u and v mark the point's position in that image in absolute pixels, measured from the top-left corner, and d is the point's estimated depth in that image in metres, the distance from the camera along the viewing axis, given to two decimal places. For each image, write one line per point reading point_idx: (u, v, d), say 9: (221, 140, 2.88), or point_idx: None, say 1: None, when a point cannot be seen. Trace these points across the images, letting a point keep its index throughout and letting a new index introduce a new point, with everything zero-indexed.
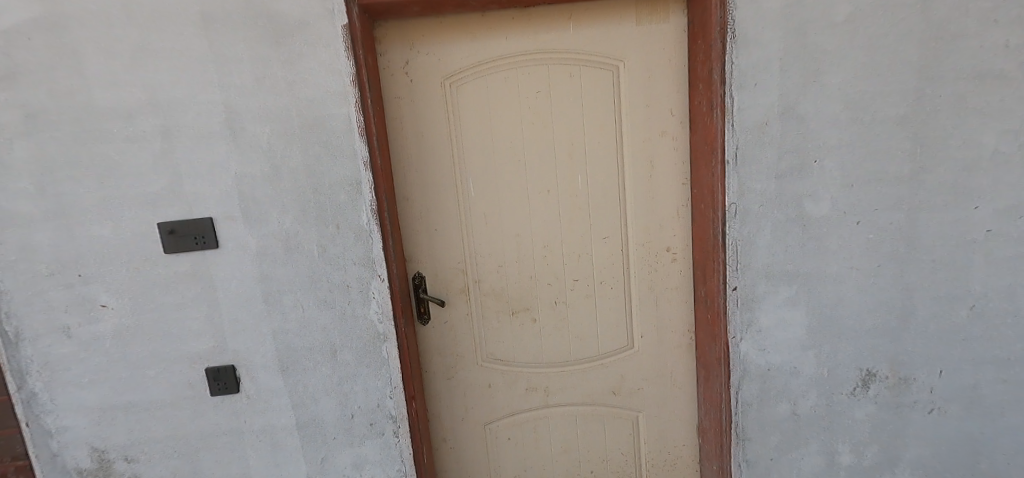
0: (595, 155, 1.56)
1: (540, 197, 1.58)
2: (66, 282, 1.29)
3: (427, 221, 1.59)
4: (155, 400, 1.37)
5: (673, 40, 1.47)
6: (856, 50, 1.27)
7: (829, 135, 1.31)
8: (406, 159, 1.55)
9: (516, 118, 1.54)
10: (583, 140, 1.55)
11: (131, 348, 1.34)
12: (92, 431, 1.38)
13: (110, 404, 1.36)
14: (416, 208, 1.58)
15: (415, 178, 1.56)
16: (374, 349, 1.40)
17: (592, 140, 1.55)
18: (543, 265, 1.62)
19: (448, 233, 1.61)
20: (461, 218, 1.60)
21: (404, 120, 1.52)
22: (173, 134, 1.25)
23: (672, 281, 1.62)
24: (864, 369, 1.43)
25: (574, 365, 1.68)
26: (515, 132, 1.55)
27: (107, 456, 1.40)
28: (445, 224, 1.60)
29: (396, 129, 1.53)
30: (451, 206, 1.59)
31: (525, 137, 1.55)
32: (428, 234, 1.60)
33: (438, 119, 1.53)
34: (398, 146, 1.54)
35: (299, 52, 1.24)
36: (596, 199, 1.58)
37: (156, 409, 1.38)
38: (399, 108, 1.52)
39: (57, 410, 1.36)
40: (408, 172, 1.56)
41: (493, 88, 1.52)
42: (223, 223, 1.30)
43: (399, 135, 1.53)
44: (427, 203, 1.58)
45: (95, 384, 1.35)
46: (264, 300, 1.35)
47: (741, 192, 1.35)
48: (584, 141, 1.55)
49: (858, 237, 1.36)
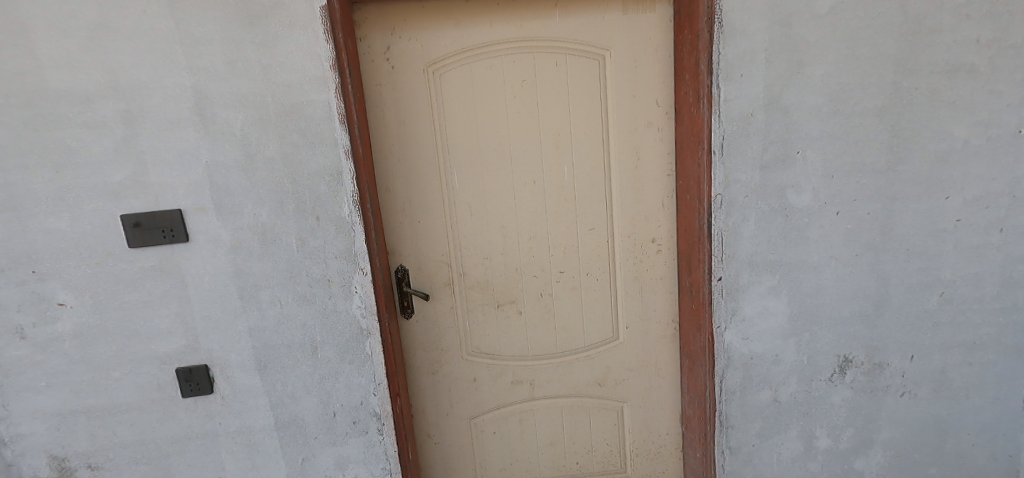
0: (581, 146, 1.54)
1: (527, 188, 1.56)
2: (19, 280, 1.19)
3: (410, 213, 1.55)
4: (121, 403, 1.29)
5: (659, 30, 1.47)
6: (838, 42, 1.29)
7: (812, 127, 1.33)
8: (388, 149, 1.50)
9: (502, 107, 1.51)
10: (569, 130, 1.53)
11: (93, 350, 1.25)
12: (51, 439, 1.29)
13: (71, 409, 1.28)
14: (399, 199, 1.54)
15: (397, 169, 1.52)
16: (356, 345, 1.36)
17: (578, 130, 1.53)
18: (529, 257, 1.60)
19: (432, 225, 1.57)
20: (445, 210, 1.56)
21: (386, 109, 1.47)
22: (138, 120, 1.17)
23: (657, 271, 1.62)
24: (841, 355, 1.46)
25: (560, 358, 1.67)
26: (500, 122, 1.52)
27: (69, 464, 1.31)
28: (429, 216, 1.56)
29: (377, 118, 1.47)
30: (435, 197, 1.55)
31: (511, 127, 1.52)
32: (411, 226, 1.56)
33: (421, 107, 1.48)
34: (379, 135, 1.49)
35: (274, 34, 1.18)
36: (583, 190, 1.57)
37: (122, 413, 1.30)
38: (381, 95, 1.46)
39: (11, 417, 1.26)
40: (390, 162, 1.51)
41: (477, 76, 1.49)
42: (194, 215, 1.23)
43: (381, 124, 1.48)
44: (410, 195, 1.54)
45: (53, 389, 1.26)
46: (239, 297, 1.28)
47: (726, 182, 1.36)
48: (571, 132, 1.53)
49: (837, 227, 1.39)
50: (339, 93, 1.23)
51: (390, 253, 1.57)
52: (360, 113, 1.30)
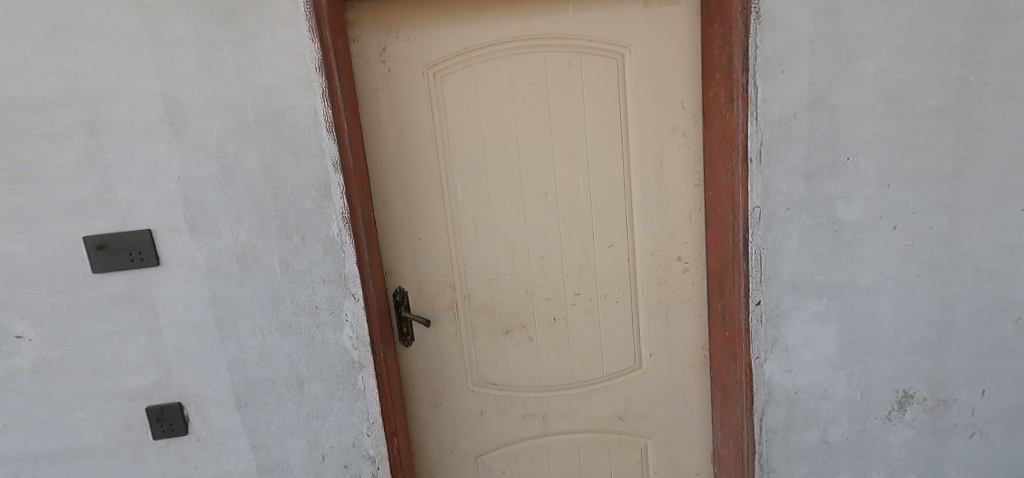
0: (597, 154, 1.39)
1: (537, 201, 1.41)
2: None
3: (409, 229, 1.41)
4: (86, 446, 1.16)
5: (684, 24, 1.32)
6: (894, 32, 1.12)
7: (864, 129, 1.16)
8: (385, 159, 1.36)
9: (509, 113, 1.36)
10: (584, 138, 1.38)
11: (55, 386, 1.12)
12: None
13: (31, 452, 1.15)
14: (397, 214, 1.40)
15: (395, 182, 1.38)
16: (347, 380, 1.21)
17: (594, 137, 1.38)
18: (541, 277, 1.45)
19: (434, 243, 1.42)
20: (448, 226, 1.42)
21: (382, 115, 1.34)
22: (102, 131, 1.04)
23: (683, 293, 1.46)
24: (900, 390, 1.28)
25: (576, 389, 1.51)
26: (508, 128, 1.37)
27: None
28: (430, 233, 1.42)
29: (373, 126, 1.34)
30: (438, 212, 1.41)
31: (520, 134, 1.38)
32: (411, 244, 1.42)
33: (421, 114, 1.35)
34: (375, 144, 1.35)
35: (253, 33, 1.05)
36: (600, 203, 1.42)
37: (87, 457, 1.17)
38: (376, 102, 1.33)
39: None
40: (387, 174, 1.37)
41: (482, 78, 1.35)
42: (165, 236, 1.10)
43: (377, 132, 1.35)
44: (410, 210, 1.40)
45: (11, 430, 1.13)
46: (216, 326, 1.15)
47: (765, 194, 1.19)
48: (586, 139, 1.38)
49: (894, 244, 1.21)
50: (327, 97, 1.09)
51: (387, 274, 1.42)
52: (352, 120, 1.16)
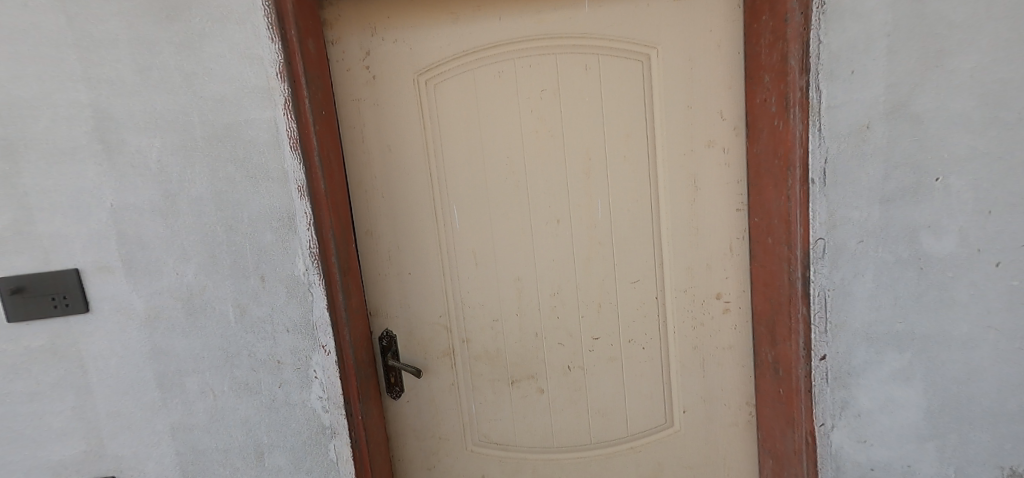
0: (619, 173, 1.17)
1: (548, 229, 1.20)
2: None
3: (398, 262, 1.21)
4: None
5: (724, 19, 1.10)
6: (998, 20, 0.89)
7: (958, 141, 0.92)
8: (369, 181, 1.17)
9: (514, 126, 1.16)
10: (603, 155, 1.17)
11: None
12: None
13: None
14: (384, 245, 1.20)
15: (381, 207, 1.18)
16: (317, 449, 1.00)
17: (616, 155, 1.17)
18: (553, 318, 1.23)
19: (426, 279, 1.22)
20: (443, 258, 1.21)
21: (366, 130, 1.15)
22: (19, 151, 0.87)
23: (724, 338, 1.22)
24: (1007, 468, 1.01)
25: (595, 451, 1.27)
26: (513, 145, 1.17)
27: None
28: (422, 267, 1.21)
29: (355, 142, 1.15)
30: (431, 243, 1.20)
31: (527, 151, 1.17)
32: (401, 279, 1.21)
33: (412, 128, 1.15)
34: (358, 164, 1.16)
35: (202, 32, 0.87)
36: (622, 231, 1.20)
37: None
38: (359, 115, 1.14)
39: None
40: (371, 198, 1.17)
41: (483, 86, 1.15)
42: (94, 277, 0.91)
43: (359, 149, 1.15)
44: (398, 240, 1.20)
45: None
46: (157, 385, 0.95)
47: (831, 223, 0.97)
48: (606, 156, 1.17)
49: (998, 285, 0.96)
50: (290, 109, 0.90)
51: (372, 314, 1.22)
52: (325, 137, 0.97)
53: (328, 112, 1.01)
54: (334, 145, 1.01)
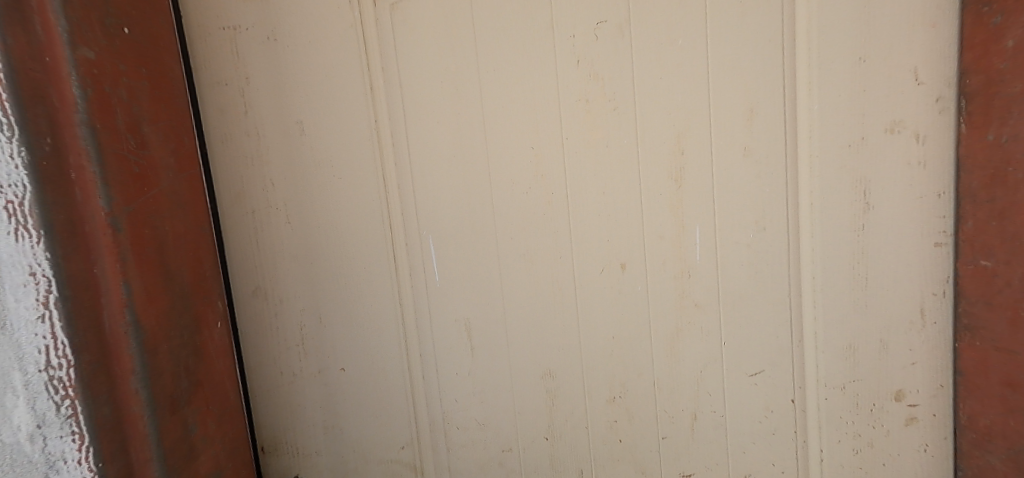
0: (735, 182, 0.64)
1: (600, 282, 0.66)
2: None
3: (318, 344, 0.64)
4: None
5: None
6: None
7: None
8: (260, 193, 0.61)
9: (540, 92, 0.62)
10: (706, 149, 0.64)
11: None
12: None
13: None
14: (292, 311, 0.63)
15: (288, 242, 0.62)
16: None
17: (728, 147, 0.64)
18: (613, 444, 0.69)
19: (373, 374, 0.66)
20: (406, 335, 0.66)
21: (264, 89, 0.60)
22: None
23: (907, 469, 0.69)
24: None
25: None
26: (537, 126, 0.63)
27: None
28: (367, 353, 0.65)
29: (231, 117, 0.61)
30: (384, 309, 0.65)
31: (563, 139, 0.63)
32: (326, 376, 0.65)
33: (348, 92, 0.61)
34: (237, 159, 0.61)
35: None
36: (736, 288, 0.67)
37: None
38: (238, 63, 0.60)
39: None
40: (269, 223, 0.62)
41: (484, 13, 0.61)
42: None
43: (244, 131, 0.60)
44: (320, 301, 0.63)
45: None
46: None
47: None
48: (711, 151, 0.64)
49: None
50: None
51: (273, 436, 0.67)
52: (124, 115, 0.44)
53: (162, 75, 0.50)
54: (172, 140, 0.50)
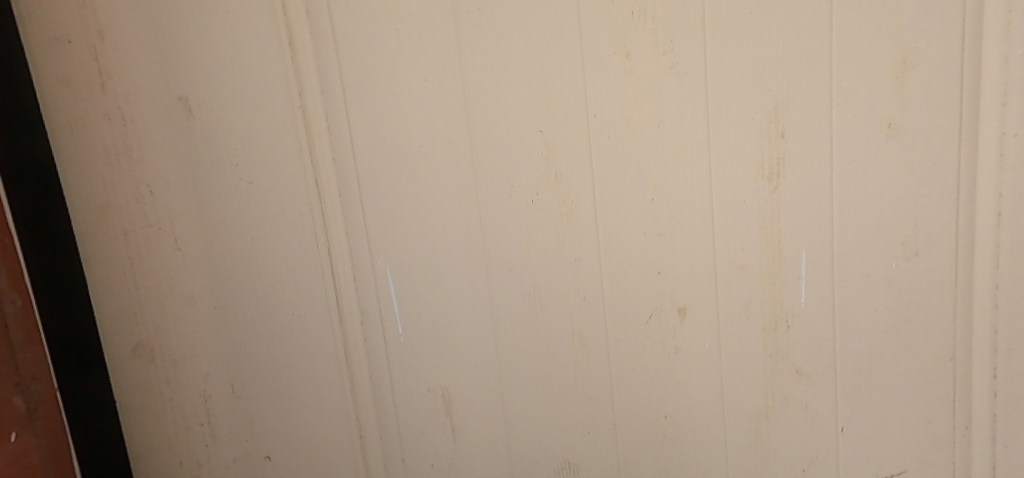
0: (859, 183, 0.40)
1: (644, 333, 0.43)
2: None
3: (234, 422, 0.44)
4: None
5: None
6: None
7: None
8: (135, 206, 0.40)
9: (551, 42, 0.40)
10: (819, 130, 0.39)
11: None
12: None
13: None
14: (193, 377, 0.43)
15: (183, 278, 0.42)
16: None
17: (856, 129, 0.39)
18: None
19: (314, 462, 0.46)
20: (358, 408, 0.45)
21: (129, 46, 0.39)
22: None
23: None
24: None
25: None
26: (548, 96, 0.41)
27: None
28: (303, 433, 0.45)
29: (84, 93, 0.39)
30: (326, 370, 0.44)
31: (590, 116, 0.41)
32: (247, 467, 0.45)
33: (257, 53, 0.40)
34: (93, 158, 0.39)
35: None
36: (857, 350, 0.43)
37: None
38: (85, 6, 0.38)
39: None
40: (153, 252, 0.41)
41: None
42: None
43: (98, 114, 0.39)
44: (235, 361, 0.44)
45: None
46: None
47: None
48: (829, 136, 0.39)
49: None
50: None
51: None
52: None
53: None
54: None
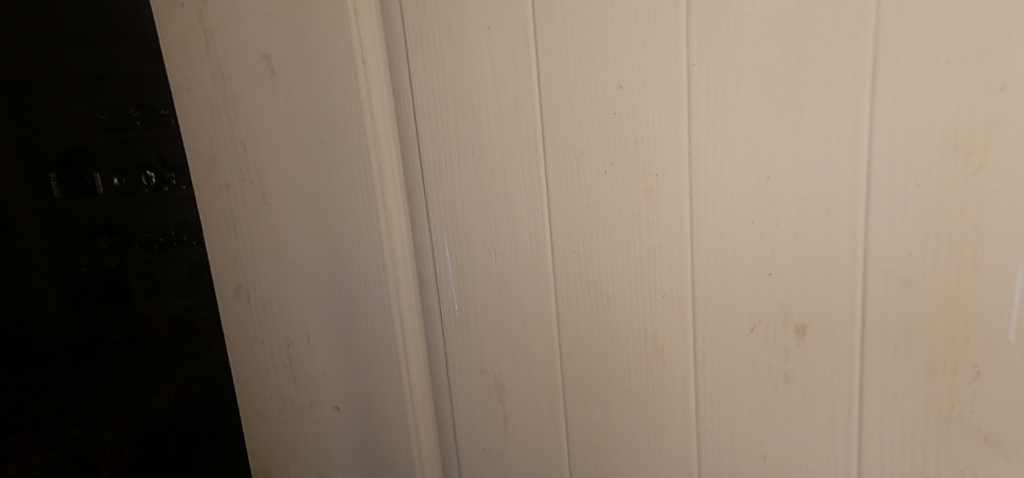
0: None
1: (739, 350, 0.34)
2: None
3: (307, 371, 0.47)
4: None
5: None
6: None
7: None
8: (230, 162, 0.44)
9: None
10: None
11: None
12: None
13: None
14: (278, 323, 0.47)
15: (267, 232, 0.45)
16: None
17: None
18: None
19: (373, 421, 0.47)
20: (412, 376, 0.45)
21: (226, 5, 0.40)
22: None
23: None
24: None
25: None
26: (631, 41, 0.32)
27: None
28: (364, 392, 0.46)
29: (193, 52, 0.41)
30: (386, 334, 0.44)
31: (686, 65, 0.31)
32: (318, 413, 0.48)
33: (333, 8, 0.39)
34: (193, 117, 0.43)
35: None
36: None
37: None
38: None
39: None
40: (247, 205, 0.44)
41: None
42: None
43: (204, 72, 0.42)
44: (309, 314, 0.46)
45: None
46: None
47: None
48: None
49: None
50: None
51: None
52: None
53: None
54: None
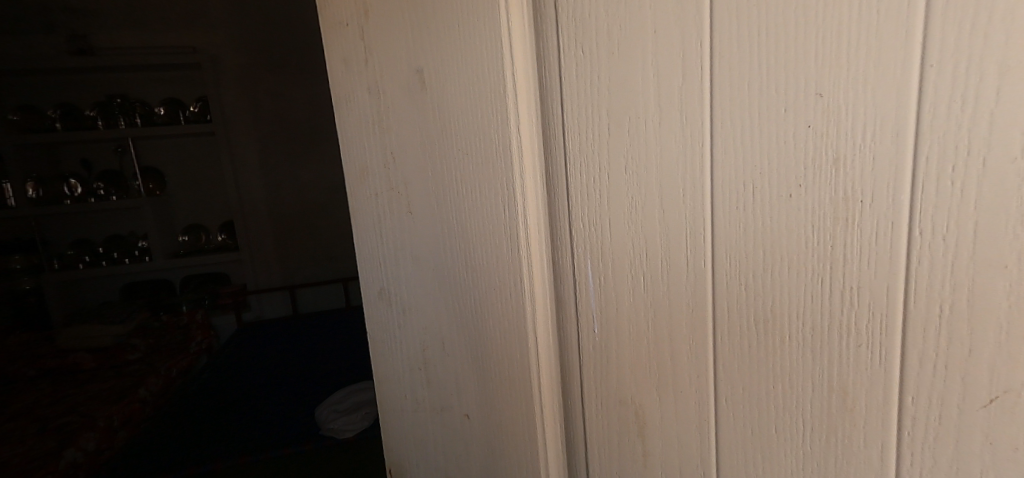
0: None
1: (972, 428, 0.24)
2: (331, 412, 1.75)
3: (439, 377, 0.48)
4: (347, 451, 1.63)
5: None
6: None
7: None
8: (378, 172, 0.46)
9: None
10: None
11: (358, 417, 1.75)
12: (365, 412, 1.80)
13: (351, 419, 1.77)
14: (416, 327, 0.48)
15: (408, 240, 0.46)
16: None
17: None
18: None
19: (500, 436, 0.46)
20: (543, 396, 0.44)
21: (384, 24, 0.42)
22: None
23: None
24: None
25: None
26: (841, 36, 0.24)
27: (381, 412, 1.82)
28: (492, 406, 0.46)
29: (355, 69, 0.45)
30: (517, 351, 0.43)
31: (916, 66, 0.23)
32: (449, 417, 0.49)
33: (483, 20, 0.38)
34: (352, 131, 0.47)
35: None
36: None
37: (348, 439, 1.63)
38: None
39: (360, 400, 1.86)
40: (393, 214, 0.46)
41: None
42: None
43: (363, 87, 0.45)
44: (445, 323, 0.47)
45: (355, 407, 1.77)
46: None
47: None
48: None
49: None
50: None
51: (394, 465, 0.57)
52: None
53: None
54: None
